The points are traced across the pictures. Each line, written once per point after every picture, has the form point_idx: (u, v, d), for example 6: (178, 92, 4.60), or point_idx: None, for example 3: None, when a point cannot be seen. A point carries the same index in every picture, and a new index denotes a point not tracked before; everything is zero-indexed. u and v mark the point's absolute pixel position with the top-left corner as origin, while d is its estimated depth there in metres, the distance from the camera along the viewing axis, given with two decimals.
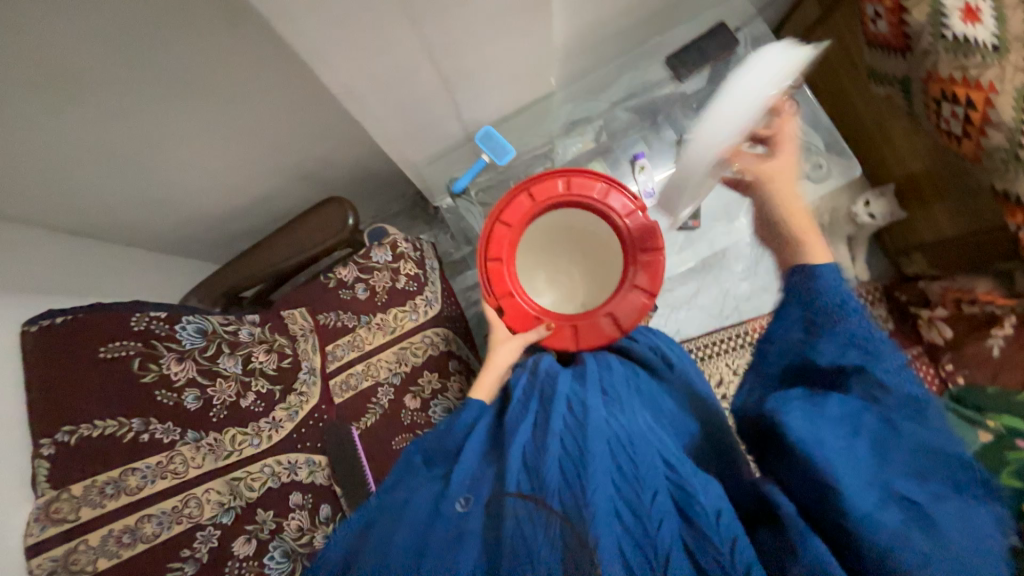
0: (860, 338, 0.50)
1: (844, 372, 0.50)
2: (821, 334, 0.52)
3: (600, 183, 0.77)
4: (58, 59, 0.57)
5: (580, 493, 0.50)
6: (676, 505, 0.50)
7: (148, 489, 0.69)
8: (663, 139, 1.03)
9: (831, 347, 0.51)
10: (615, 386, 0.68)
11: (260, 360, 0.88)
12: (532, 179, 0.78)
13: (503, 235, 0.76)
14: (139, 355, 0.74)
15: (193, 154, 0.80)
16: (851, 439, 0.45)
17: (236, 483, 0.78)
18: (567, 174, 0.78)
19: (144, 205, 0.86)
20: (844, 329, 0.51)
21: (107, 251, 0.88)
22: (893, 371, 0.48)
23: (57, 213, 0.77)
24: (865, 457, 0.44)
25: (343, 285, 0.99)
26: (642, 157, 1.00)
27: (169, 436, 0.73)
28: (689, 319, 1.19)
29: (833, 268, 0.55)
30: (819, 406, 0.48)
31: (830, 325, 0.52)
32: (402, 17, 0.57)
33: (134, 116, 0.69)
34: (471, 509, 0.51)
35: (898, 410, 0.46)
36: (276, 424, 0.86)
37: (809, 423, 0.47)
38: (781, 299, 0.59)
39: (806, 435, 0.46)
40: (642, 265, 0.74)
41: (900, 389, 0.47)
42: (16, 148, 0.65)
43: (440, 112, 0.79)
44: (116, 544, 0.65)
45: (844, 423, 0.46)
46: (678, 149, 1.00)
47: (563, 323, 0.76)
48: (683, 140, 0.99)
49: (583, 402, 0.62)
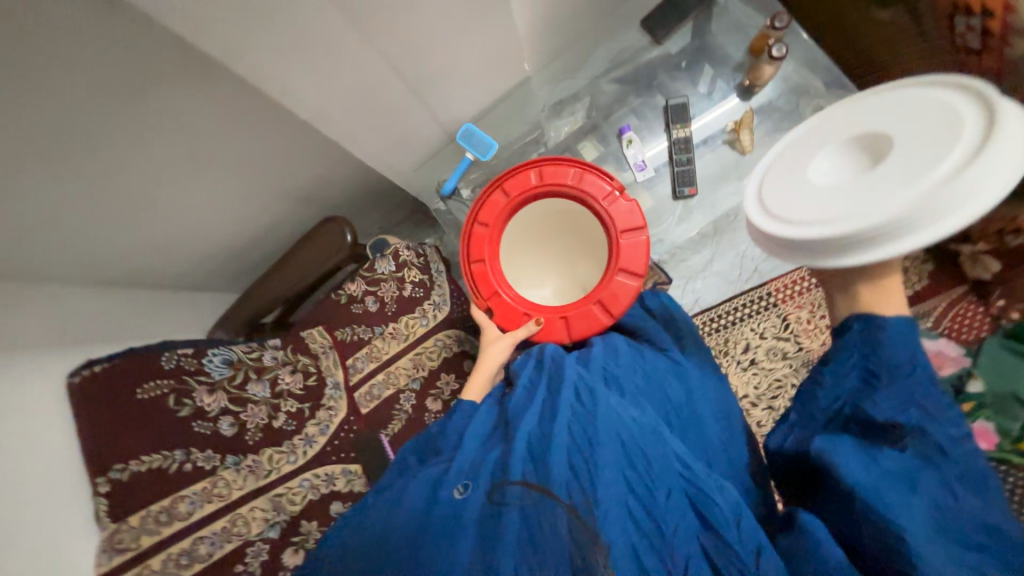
0: (920, 399, 0.57)
1: (903, 429, 0.56)
2: (879, 387, 0.59)
3: (574, 169, 0.75)
4: (50, 133, 0.59)
5: (590, 490, 0.49)
6: (696, 509, 0.52)
7: (198, 513, 0.74)
8: (654, 106, 0.98)
9: (890, 401, 0.57)
10: (625, 374, 0.66)
11: (287, 381, 0.92)
12: (505, 174, 0.76)
13: (481, 235, 0.75)
14: (173, 391, 0.79)
15: (194, 199, 0.82)
16: (905, 481, 0.52)
17: (279, 499, 0.83)
18: (540, 165, 0.76)
19: (160, 253, 0.90)
20: (908, 385, 0.58)
21: (138, 298, 0.93)
22: (952, 439, 0.54)
23: (84, 272, 0.82)
24: (917, 498, 0.51)
25: (354, 300, 1.02)
26: (628, 130, 0.96)
27: (210, 462, 0.79)
28: (707, 288, 1.14)
29: (899, 324, 0.62)
30: (875, 452, 0.55)
31: (892, 380, 0.58)
32: (352, 33, 0.57)
33: (132, 175, 0.71)
34: (469, 496, 0.50)
35: (952, 471, 0.52)
36: (310, 439, 0.90)
37: (864, 460, 0.54)
38: (837, 347, 0.66)
39: (871, 479, 0.52)
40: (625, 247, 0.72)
41: (956, 457, 0.53)
42: (36, 222, 0.68)
43: (413, 117, 0.79)
44: (175, 565, 0.71)
45: (899, 469, 0.53)
46: (665, 114, 0.96)
47: (553, 317, 0.75)
48: (671, 105, 0.95)
49: (592, 393, 0.61)
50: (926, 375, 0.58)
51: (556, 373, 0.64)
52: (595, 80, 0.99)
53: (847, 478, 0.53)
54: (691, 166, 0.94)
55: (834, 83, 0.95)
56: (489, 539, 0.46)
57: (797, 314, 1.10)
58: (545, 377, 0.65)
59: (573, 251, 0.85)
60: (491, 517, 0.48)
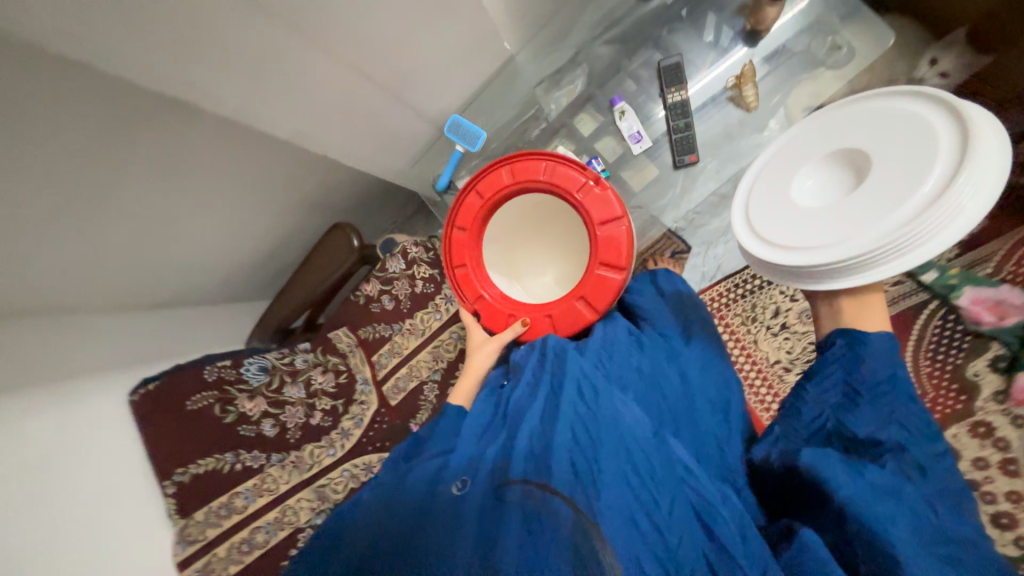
0: (899, 417, 0.54)
1: (883, 446, 0.52)
2: (861, 402, 0.56)
3: (546, 163, 0.72)
4: (71, 193, 0.63)
5: (592, 490, 0.49)
6: (700, 520, 0.51)
7: (252, 506, 0.84)
8: (650, 64, 0.91)
9: (872, 416, 0.54)
10: (625, 370, 0.66)
11: (319, 381, 0.99)
12: (478, 175, 0.75)
13: (461, 240, 0.75)
14: (218, 400, 0.88)
15: (212, 226, 0.87)
16: (895, 497, 0.47)
17: (322, 489, 0.90)
18: (513, 161, 0.74)
19: (193, 278, 0.97)
20: (887, 400, 0.55)
21: (183, 323, 1.01)
22: (931, 454, 0.51)
23: (131, 306, 0.89)
24: (908, 516, 0.45)
25: (371, 299, 1.06)
26: (619, 100, 0.89)
27: (258, 461, 0.87)
28: (730, 253, 1.08)
29: (878, 341, 0.59)
30: (861, 467, 0.50)
31: (873, 396, 0.56)
32: (312, 45, 0.57)
33: (151, 216, 0.75)
34: (469, 491, 0.51)
35: (936, 493, 0.48)
36: (346, 433, 0.97)
37: (851, 473, 0.49)
38: (816, 365, 0.63)
39: (856, 491, 0.47)
40: (603, 240, 0.69)
41: (936, 474, 0.49)
42: (76, 273, 0.74)
43: (397, 117, 0.78)
44: (239, 552, 0.81)
45: (887, 485, 0.48)
46: (660, 77, 0.89)
47: (539, 316, 0.74)
48: (665, 63, 0.88)
49: (593, 390, 0.61)
50: (905, 392, 0.56)
51: (558, 368, 0.65)
52: (584, 47, 0.93)
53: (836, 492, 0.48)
54: (689, 132, 0.87)
55: (851, 17, 0.88)
56: (489, 534, 0.46)
57: None
58: (546, 373, 0.65)
59: (563, 240, 0.83)
60: (492, 513, 0.48)
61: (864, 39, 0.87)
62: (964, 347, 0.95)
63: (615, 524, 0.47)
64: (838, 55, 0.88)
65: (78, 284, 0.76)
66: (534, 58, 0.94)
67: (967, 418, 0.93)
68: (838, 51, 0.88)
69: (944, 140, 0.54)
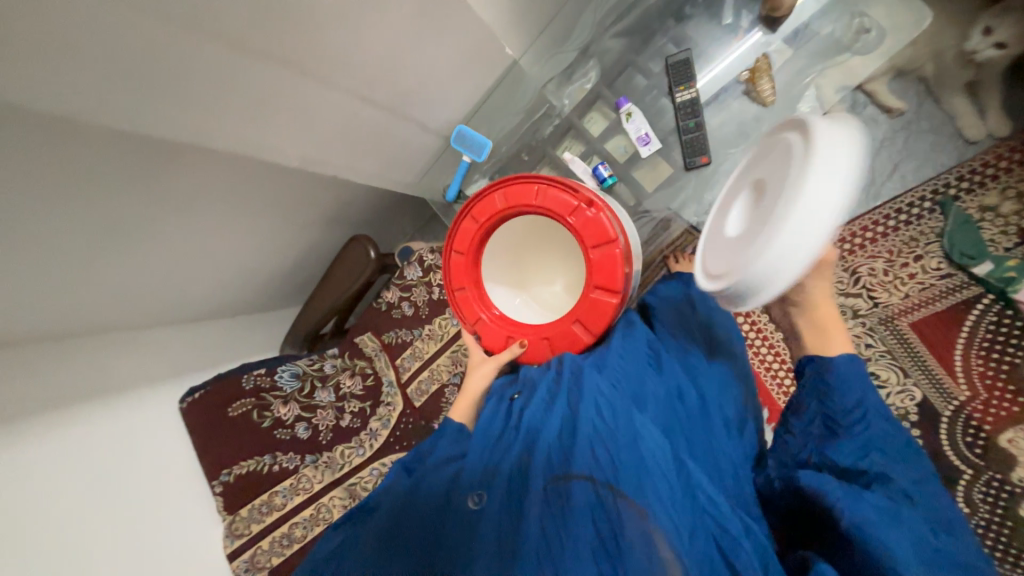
0: (880, 444, 0.53)
1: (868, 475, 0.51)
2: (841, 433, 0.55)
3: (538, 187, 0.69)
4: (113, 231, 0.70)
5: (614, 518, 0.48)
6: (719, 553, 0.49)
7: (290, 503, 0.91)
8: (659, 60, 0.87)
9: (851, 448, 0.53)
10: (640, 387, 0.63)
11: (348, 385, 1.05)
12: (472, 199, 0.73)
13: (459, 264, 0.74)
14: (255, 407, 0.96)
15: (241, 247, 0.93)
16: (897, 525, 0.46)
17: (353, 487, 0.95)
18: (505, 184, 0.71)
19: (229, 293, 1.05)
20: (866, 430, 0.54)
21: (224, 332, 1.10)
22: (915, 480, 0.50)
23: (176, 323, 0.98)
24: (907, 541, 0.45)
25: (392, 306, 1.10)
26: (626, 101, 0.85)
27: (292, 462, 0.94)
28: None
29: (851, 360, 0.60)
30: (857, 494, 0.49)
31: (852, 426, 0.55)
32: (311, 81, 0.59)
33: (186, 245, 0.82)
34: (484, 510, 0.52)
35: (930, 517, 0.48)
36: (375, 433, 1.01)
37: (852, 501, 0.48)
38: (797, 392, 0.63)
39: (861, 515, 0.47)
40: (596, 264, 0.67)
41: (924, 500, 0.49)
42: (124, 299, 0.83)
43: (401, 134, 0.80)
44: (280, 545, 0.88)
45: (888, 512, 0.47)
46: (668, 73, 0.85)
47: (536, 338, 0.72)
48: (673, 60, 0.84)
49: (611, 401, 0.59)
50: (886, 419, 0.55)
51: (574, 376, 0.63)
52: (589, 45, 0.90)
53: (843, 517, 0.48)
54: (700, 132, 0.82)
55: None
56: (508, 549, 0.48)
57: (868, 267, 0.95)
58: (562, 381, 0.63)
59: (565, 255, 0.81)
60: (511, 529, 0.49)
61: (895, 21, 0.79)
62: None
63: (636, 541, 0.46)
64: (865, 41, 0.80)
65: (127, 309, 0.85)
66: (538, 59, 0.92)
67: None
68: (865, 35, 0.80)
69: (794, 155, 0.53)
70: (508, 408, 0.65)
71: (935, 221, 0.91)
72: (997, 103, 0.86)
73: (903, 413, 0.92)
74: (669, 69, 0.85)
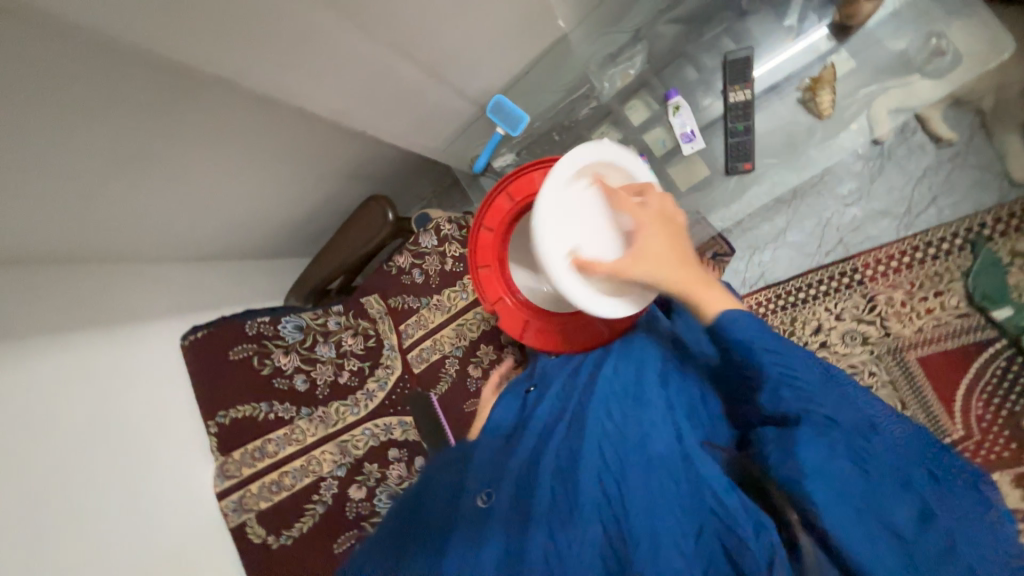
0: (795, 378, 0.47)
1: (789, 418, 0.46)
2: (760, 382, 0.49)
3: (585, 166, 0.68)
4: (131, 158, 0.68)
5: (619, 510, 0.48)
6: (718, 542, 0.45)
7: (282, 452, 0.92)
8: (715, 56, 0.84)
9: (769, 396, 0.48)
10: (632, 379, 0.63)
11: (349, 343, 1.05)
12: (510, 173, 0.71)
13: (487, 241, 0.73)
14: (257, 353, 0.97)
15: (257, 190, 0.91)
16: (836, 477, 0.42)
17: (345, 444, 0.96)
18: (548, 160, 0.70)
19: (239, 235, 1.03)
20: (781, 371, 0.48)
21: (230, 273, 1.09)
22: (834, 409, 0.46)
23: (183, 257, 0.97)
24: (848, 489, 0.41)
25: (402, 271, 1.09)
26: (676, 94, 0.84)
27: (288, 413, 0.95)
28: (776, 261, 1.00)
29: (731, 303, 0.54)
30: (792, 447, 0.44)
31: (765, 376, 0.48)
32: (354, 28, 0.56)
33: (202, 180, 0.80)
34: (492, 507, 0.54)
35: (855, 441, 0.44)
36: (370, 394, 1.02)
37: (788, 459, 0.43)
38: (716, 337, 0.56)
39: (792, 475, 0.42)
40: None
41: (843, 422, 0.45)
42: (134, 227, 0.81)
43: (437, 96, 0.77)
44: (269, 491, 0.89)
45: (825, 459, 0.43)
46: (722, 70, 0.82)
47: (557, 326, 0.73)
48: (730, 58, 0.81)
49: (624, 407, 0.59)
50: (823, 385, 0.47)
51: (592, 382, 0.65)
52: (643, 28, 0.86)
53: (780, 483, 0.43)
54: (747, 136, 0.81)
55: (958, 15, 0.77)
56: (512, 547, 0.49)
57: (888, 296, 0.94)
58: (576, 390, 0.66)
59: None
60: (517, 527, 0.50)
61: (968, 44, 0.77)
62: None
63: (639, 534, 0.46)
64: (937, 62, 0.78)
65: (136, 236, 0.83)
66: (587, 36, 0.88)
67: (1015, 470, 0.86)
68: (940, 57, 0.78)
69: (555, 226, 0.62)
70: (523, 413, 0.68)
71: (962, 259, 0.90)
72: None
73: None
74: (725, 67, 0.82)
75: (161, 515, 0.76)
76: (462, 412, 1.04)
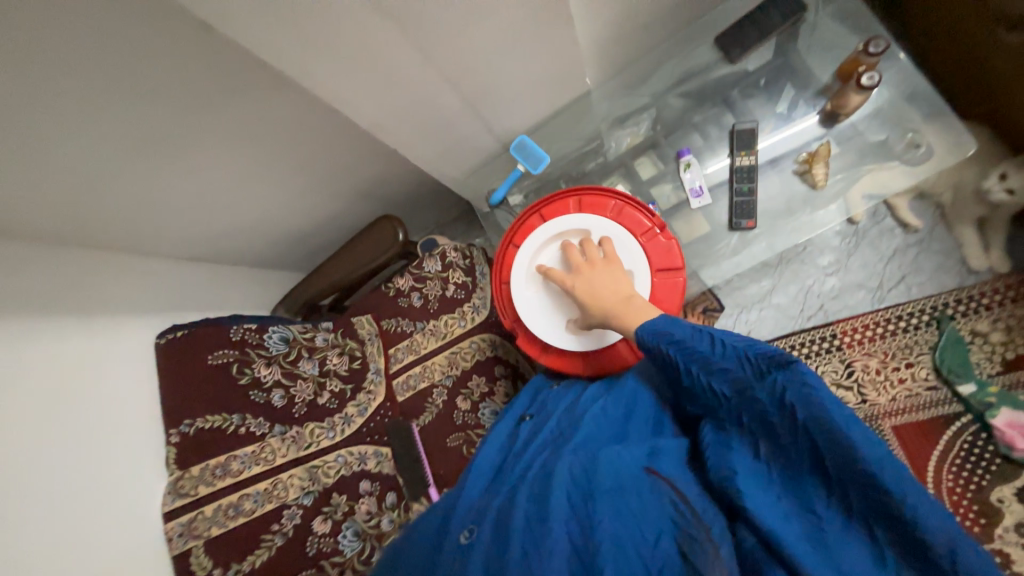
0: (719, 364, 0.55)
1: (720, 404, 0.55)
2: (695, 371, 0.57)
3: (613, 201, 0.82)
4: (156, 135, 0.67)
5: (587, 527, 0.49)
6: (677, 546, 0.47)
7: (246, 472, 0.84)
8: (722, 126, 0.93)
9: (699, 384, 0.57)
10: (609, 415, 0.69)
11: (334, 362, 1.00)
12: (545, 201, 0.85)
13: (513, 257, 0.86)
14: (237, 361, 0.90)
15: (268, 191, 0.91)
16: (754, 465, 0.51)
17: (315, 470, 0.90)
18: (579, 193, 0.84)
19: (240, 235, 1.00)
20: (704, 359, 0.56)
21: (218, 273, 1.05)
22: (760, 386, 0.51)
23: (175, 249, 0.93)
24: (769, 481, 0.50)
25: (400, 294, 1.07)
26: (688, 153, 0.92)
27: (260, 429, 0.88)
28: (762, 321, 1.06)
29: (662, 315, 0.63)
30: (726, 442, 0.55)
31: (691, 373, 0.57)
32: (414, 53, 0.60)
33: (219, 170, 0.79)
34: (470, 543, 0.52)
35: (781, 423, 0.49)
36: (348, 419, 0.97)
37: (722, 453, 0.55)
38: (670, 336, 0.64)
39: (726, 468, 0.53)
40: (655, 283, 0.78)
41: (768, 395, 0.50)
42: (134, 208, 0.78)
43: (469, 127, 0.81)
44: (224, 515, 0.80)
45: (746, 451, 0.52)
46: (730, 138, 0.92)
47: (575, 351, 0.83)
48: (738, 129, 0.90)
49: (605, 435, 0.65)
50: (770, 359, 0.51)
51: (582, 414, 0.72)
52: (658, 96, 0.95)
53: (715, 473, 0.54)
54: (751, 199, 0.89)
55: (935, 114, 0.86)
56: (493, 563, 0.48)
57: (863, 363, 0.99)
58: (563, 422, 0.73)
59: None
60: (498, 545, 0.50)
61: (944, 139, 0.86)
62: (991, 469, 0.91)
63: (608, 539, 0.48)
64: (913, 154, 0.87)
65: (133, 218, 0.80)
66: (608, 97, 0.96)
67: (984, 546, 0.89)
68: (915, 149, 0.87)
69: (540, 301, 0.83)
70: (517, 445, 0.75)
71: (928, 335, 0.97)
72: (1000, 245, 0.94)
73: None
74: (732, 134, 0.92)
75: (99, 534, 0.66)
76: (446, 445, 1.00)
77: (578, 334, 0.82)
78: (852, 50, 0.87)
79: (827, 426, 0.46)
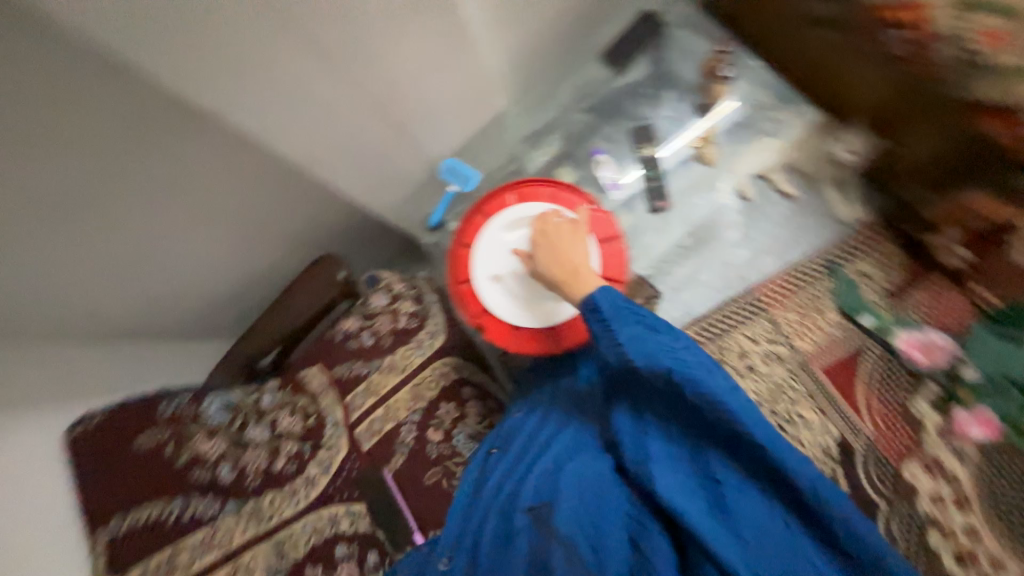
0: (649, 347, 0.65)
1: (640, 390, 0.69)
2: (619, 364, 0.69)
3: (548, 189, 0.88)
4: (52, 199, 0.63)
5: (550, 530, 0.64)
6: (628, 533, 0.62)
7: (197, 562, 0.80)
8: (620, 128, 1.06)
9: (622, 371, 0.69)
10: (553, 428, 0.82)
11: (285, 423, 0.95)
12: (485, 198, 0.88)
13: (464, 255, 0.87)
14: (173, 439, 0.87)
15: (191, 253, 0.86)
16: (665, 446, 0.67)
17: (281, 543, 0.85)
18: (517, 187, 0.88)
19: (160, 309, 0.92)
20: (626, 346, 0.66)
21: (134, 355, 0.93)
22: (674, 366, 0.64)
23: (82, 334, 0.83)
24: (676, 457, 0.66)
25: (348, 335, 1.04)
26: (601, 152, 1.05)
27: (210, 510, 0.84)
28: (694, 297, 1.12)
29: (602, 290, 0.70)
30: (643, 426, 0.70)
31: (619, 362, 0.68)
32: (330, 85, 0.63)
33: (129, 233, 0.74)
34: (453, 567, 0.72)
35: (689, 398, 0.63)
36: (310, 480, 0.91)
37: (638, 437, 0.69)
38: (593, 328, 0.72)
39: (644, 450, 0.67)
40: (602, 253, 0.85)
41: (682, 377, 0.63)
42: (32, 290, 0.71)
43: (397, 157, 0.85)
44: None
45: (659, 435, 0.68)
46: (630, 135, 1.05)
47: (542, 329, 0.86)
48: (633, 128, 1.05)
49: (557, 449, 0.77)
50: (687, 366, 0.63)
51: (535, 434, 0.83)
52: (563, 112, 1.06)
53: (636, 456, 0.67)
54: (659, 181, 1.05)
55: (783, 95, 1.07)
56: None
57: (786, 317, 1.12)
58: (530, 450, 0.80)
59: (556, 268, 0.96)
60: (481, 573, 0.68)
61: (790, 112, 1.07)
62: (908, 385, 1.06)
63: (567, 532, 0.63)
64: (772, 127, 1.08)
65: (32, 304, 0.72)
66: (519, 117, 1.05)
67: (920, 453, 1.04)
68: (774, 124, 1.08)
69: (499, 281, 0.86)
70: (483, 472, 0.84)
71: (828, 284, 1.12)
72: (855, 196, 1.10)
73: (829, 450, 1.07)
74: (632, 131, 1.05)
75: None
76: (423, 485, 0.93)
77: (537, 314, 0.86)
78: (706, 53, 1.06)
79: (716, 407, 0.62)
